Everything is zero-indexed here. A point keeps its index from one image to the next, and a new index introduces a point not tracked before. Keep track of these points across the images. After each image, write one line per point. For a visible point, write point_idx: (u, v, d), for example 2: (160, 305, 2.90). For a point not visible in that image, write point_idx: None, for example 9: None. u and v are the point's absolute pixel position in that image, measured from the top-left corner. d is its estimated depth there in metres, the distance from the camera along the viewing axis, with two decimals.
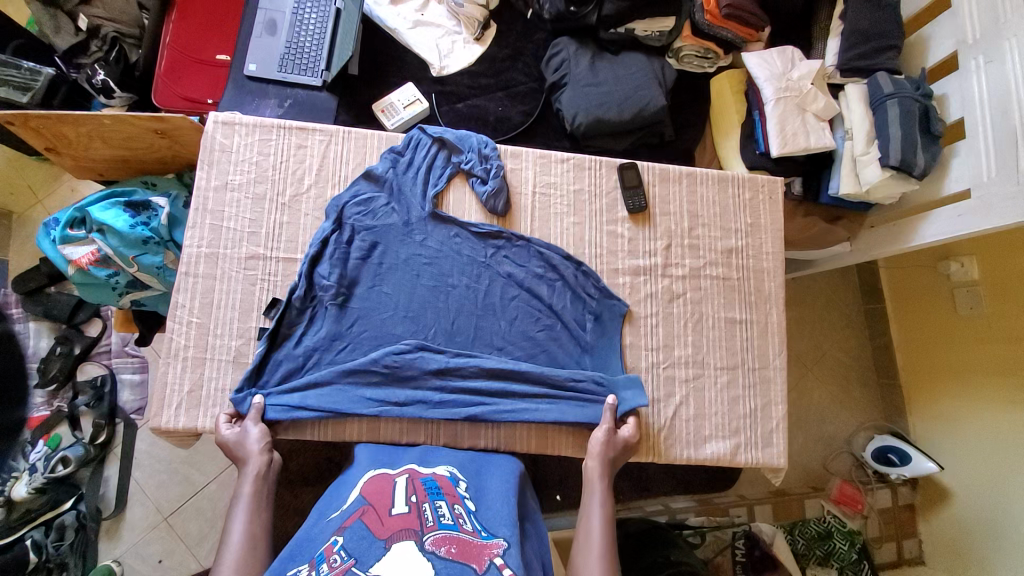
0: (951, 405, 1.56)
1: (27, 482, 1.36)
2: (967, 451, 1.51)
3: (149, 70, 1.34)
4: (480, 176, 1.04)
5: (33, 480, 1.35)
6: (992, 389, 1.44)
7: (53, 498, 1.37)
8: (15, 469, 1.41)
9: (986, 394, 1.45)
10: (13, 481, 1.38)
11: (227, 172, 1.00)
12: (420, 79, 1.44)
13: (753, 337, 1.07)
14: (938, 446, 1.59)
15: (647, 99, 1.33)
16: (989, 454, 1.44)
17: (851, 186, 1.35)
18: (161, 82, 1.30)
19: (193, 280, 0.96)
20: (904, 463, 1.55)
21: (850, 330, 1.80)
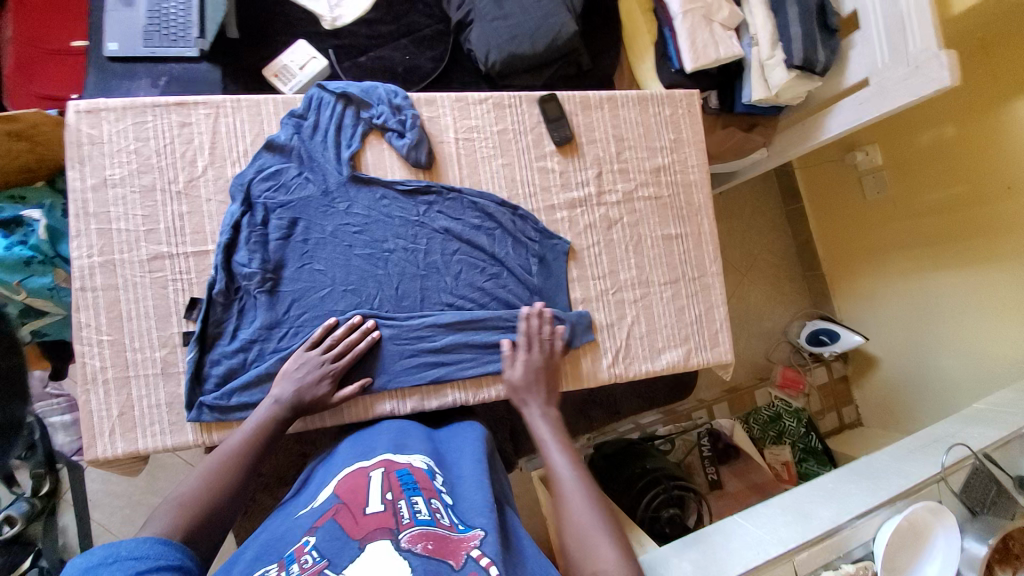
0: (868, 282, 1.73)
1: None
2: (886, 319, 1.70)
3: None
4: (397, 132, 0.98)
5: None
6: (901, 262, 1.61)
7: (8, 561, 1.21)
8: None
9: (896, 265, 1.63)
10: None
11: (103, 167, 0.88)
12: (313, 37, 1.32)
13: (691, 248, 1.11)
14: (862, 320, 1.78)
15: (557, 27, 1.27)
16: (905, 318, 1.64)
17: (762, 92, 1.38)
18: (11, 81, 1.14)
19: (93, 295, 0.85)
20: (834, 340, 1.72)
21: (778, 233, 1.93)
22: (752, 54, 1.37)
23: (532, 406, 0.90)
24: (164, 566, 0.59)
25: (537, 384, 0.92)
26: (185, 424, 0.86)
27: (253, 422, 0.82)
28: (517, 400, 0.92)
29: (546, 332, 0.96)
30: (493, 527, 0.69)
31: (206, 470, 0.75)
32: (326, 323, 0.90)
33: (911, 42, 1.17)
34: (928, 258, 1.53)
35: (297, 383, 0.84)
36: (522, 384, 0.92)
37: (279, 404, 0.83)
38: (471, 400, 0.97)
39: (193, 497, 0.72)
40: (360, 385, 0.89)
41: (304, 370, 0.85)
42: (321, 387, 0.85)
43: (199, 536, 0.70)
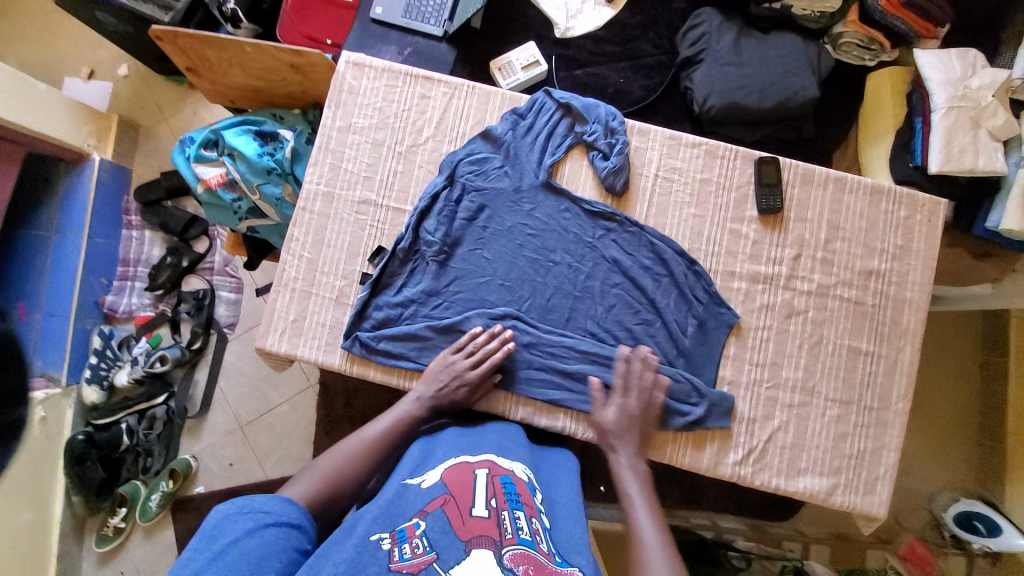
0: None
1: (129, 372, 1.55)
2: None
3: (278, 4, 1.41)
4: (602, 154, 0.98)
5: (134, 371, 1.54)
6: None
7: (149, 391, 1.55)
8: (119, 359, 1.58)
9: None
10: (115, 368, 1.57)
11: (351, 114, 1.00)
12: (542, 41, 1.38)
13: (878, 372, 0.95)
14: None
15: (795, 88, 1.19)
16: None
17: (1016, 221, 1.14)
18: (287, 19, 1.33)
19: (308, 216, 0.98)
20: (992, 533, 1.38)
21: (963, 381, 1.59)
22: (1016, 175, 1.16)
23: (623, 450, 0.85)
24: (283, 524, 0.68)
25: (632, 431, 0.87)
26: (335, 350, 0.96)
27: (399, 413, 0.87)
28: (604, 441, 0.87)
29: (682, 395, 0.92)
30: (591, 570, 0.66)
31: (352, 451, 0.81)
32: (474, 332, 0.91)
33: None
34: None
35: (441, 386, 0.88)
36: (621, 423, 0.87)
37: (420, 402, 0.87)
38: (578, 434, 0.93)
39: (338, 475, 0.78)
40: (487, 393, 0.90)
41: (447, 375, 0.88)
42: (460, 393, 0.88)
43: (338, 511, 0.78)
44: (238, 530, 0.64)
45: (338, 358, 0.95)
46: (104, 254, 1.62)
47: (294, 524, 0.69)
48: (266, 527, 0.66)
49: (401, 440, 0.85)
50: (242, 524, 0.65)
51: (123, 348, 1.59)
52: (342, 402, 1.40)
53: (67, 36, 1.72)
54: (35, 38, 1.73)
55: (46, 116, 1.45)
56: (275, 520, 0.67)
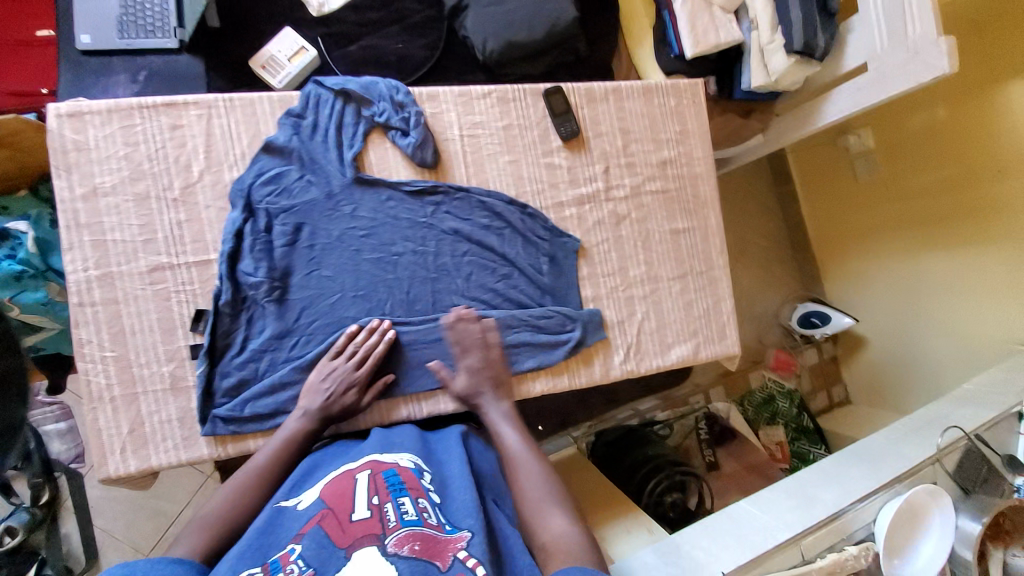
0: (857, 263, 1.77)
1: None
2: (877, 299, 1.73)
3: None
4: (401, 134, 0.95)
5: None
6: (893, 242, 1.63)
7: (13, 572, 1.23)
8: None
9: (887, 248, 1.66)
10: None
11: (93, 174, 0.83)
12: (300, 25, 1.25)
13: (698, 242, 1.11)
14: (855, 305, 1.81)
15: (555, 14, 1.24)
16: (894, 300, 1.68)
17: (761, 78, 1.37)
18: None
19: (93, 310, 0.82)
20: (825, 323, 1.76)
21: (769, 219, 1.94)
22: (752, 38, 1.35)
23: (484, 396, 0.88)
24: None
25: (484, 382, 0.89)
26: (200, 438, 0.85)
27: (282, 437, 0.81)
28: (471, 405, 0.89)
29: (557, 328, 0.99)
30: (481, 526, 0.68)
31: (232, 490, 0.75)
32: (349, 331, 0.88)
33: (912, 26, 1.16)
34: (923, 238, 1.54)
35: (326, 395, 0.84)
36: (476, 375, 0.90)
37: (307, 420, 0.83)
38: None
39: (225, 512, 0.73)
40: (384, 384, 0.89)
41: (330, 381, 0.85)
42: (349, 397, 0.85)
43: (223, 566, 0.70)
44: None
45: (209, 448, 0.85)
46: None
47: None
48: None
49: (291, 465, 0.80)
50: None
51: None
52: None
53: None
54: None
55: None
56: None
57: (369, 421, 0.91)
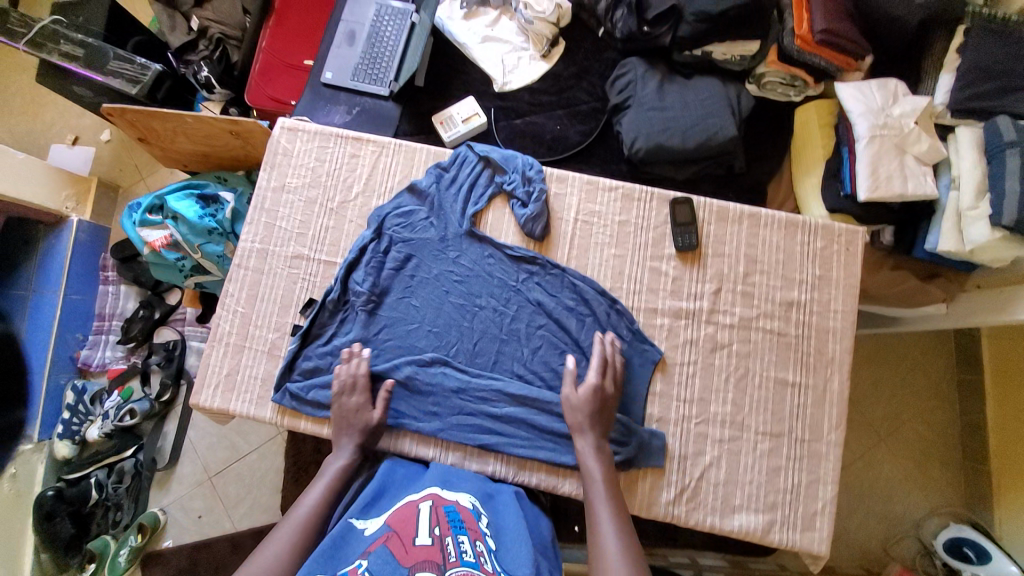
0: None
1: (100, 426, 1.60)
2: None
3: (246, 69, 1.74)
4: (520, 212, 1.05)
5: (104, 425, 1.60)
6: None
7: (119, 444, 1.62)
8: (92, 413, 1.64)
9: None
10: (87, 423, 1.63)
11: (285, 175, 1.06)
12: (483, 95, 1.46)
13: (806, 404, 0.95)
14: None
15: (715, 128, 1.24)
16: None
17: (952, 244, 1.19)
18: (256, 84, 1.65)
19: (243, 272, 1.02)
20: (982, 561, 1.34)
21: (934, 406, 1.57)
22: (949, 198, 1.20)
23: (584, 439, 0.86)
24: None
25: (597, 418, 0.87)
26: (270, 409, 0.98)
27: (325, 482, 0.84)
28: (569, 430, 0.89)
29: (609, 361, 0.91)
30: None
31: (288, 537, 0.77)
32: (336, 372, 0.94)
33: None
34: None
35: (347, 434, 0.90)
36: (580, 410, 0.87)
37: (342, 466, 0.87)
38: (510, 477, 0.93)
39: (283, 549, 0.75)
40: (387, 392, 0.92)
41: (345, 420, 0.91)
42: (367, 413, 0.91)
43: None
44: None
45: (273, 413, 0.97)
46: (79, 310, 1.69)
47: None
48: None
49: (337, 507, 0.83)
50: None
51: (95, 402, 1.65)
52: (308, 448, 1.42)
53: (50, 106, 1.87)
54: (20, 109, 1.87)
55: (26, 181, 1.57)
56: None
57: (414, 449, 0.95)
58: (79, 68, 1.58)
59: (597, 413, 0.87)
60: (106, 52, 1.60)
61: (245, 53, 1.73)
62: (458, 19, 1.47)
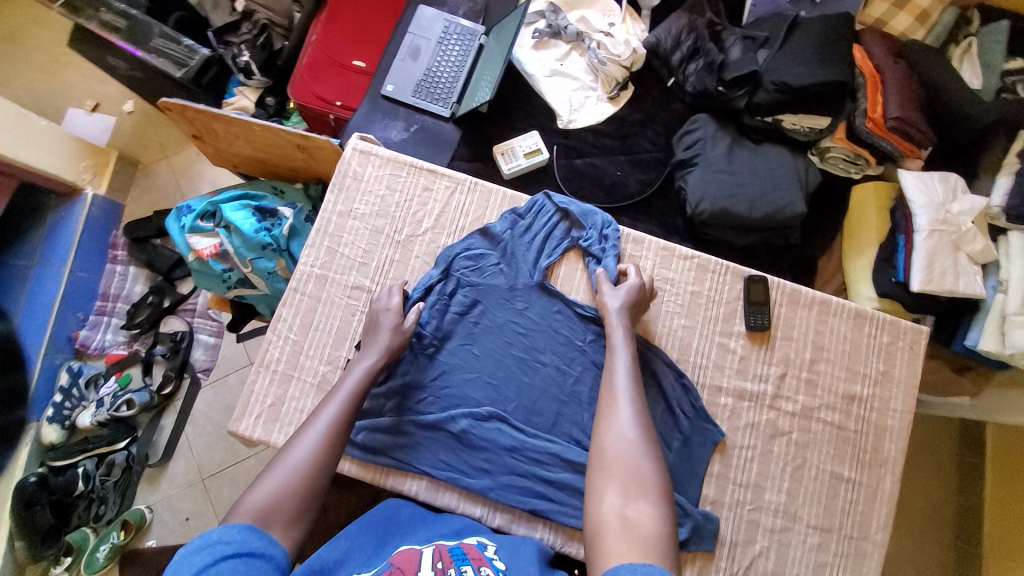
0: None
1: (93, 413, 1.50)
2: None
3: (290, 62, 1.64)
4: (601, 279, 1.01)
5: (98, 413, 1.49)
6: None
7: (112, 435, 1.50)
8: (85, 398, 1.54)
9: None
10: (80, 408, 1.52)
11: (353, 200, 1.01)
12: (545, 130, 1.44)
13: (858, 501, 0.95)
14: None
15: (783, 202, 1.24)
16: None
17: (994, 344, 1.19)
18: (301, 78, 1.53)
19: (299, 297, 0.98)
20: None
21: (935, 482, 1.59)
22: (996, 300, 1.21)
23: (618, 328, 0.87)
24: (246, 554, 0.59)
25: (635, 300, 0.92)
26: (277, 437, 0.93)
27: (346, 390, 0.81)
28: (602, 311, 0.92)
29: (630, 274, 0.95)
30: None
31: (314, 437, 0.75)
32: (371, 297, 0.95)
33: None
34: None
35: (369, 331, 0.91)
36: (624, 299, 0.91)
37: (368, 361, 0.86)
38: (557, 546, 0.91)
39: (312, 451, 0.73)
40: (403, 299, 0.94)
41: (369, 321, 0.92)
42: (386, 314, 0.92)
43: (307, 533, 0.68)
44: (193, 566, 0.56)
45: None
46: (83, 288, 1.59)
47: (258, 553, 0.60)
48: (224, 560, 0.57)
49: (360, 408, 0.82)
50: (198, 559, 0.56)
51: (90, 387, 1.55)
52: None
53: (77, 69, 1.77)
54: (43, 66, 1.77)
55: (41, 149, 1.49)
56: (239, 549, 0.59)
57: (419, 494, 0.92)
58: (121, 41, 1.49)
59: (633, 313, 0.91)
60: (151, 29, 1.49)
61: (294, 44, 1.62)
62: (527, 48, 1.44)
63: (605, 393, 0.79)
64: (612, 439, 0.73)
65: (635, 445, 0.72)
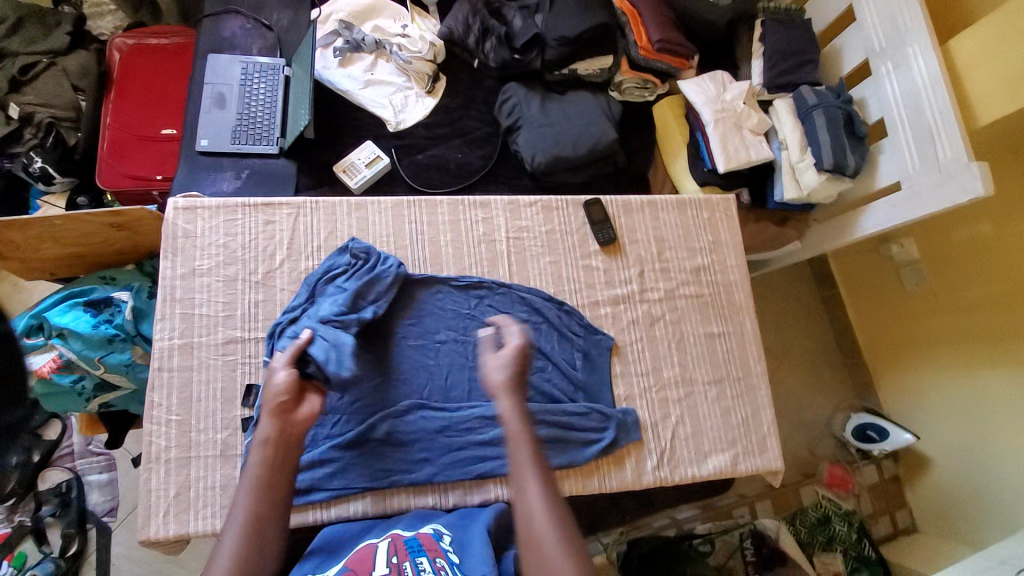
0: (917, 376, 1.65)
1: None
2: (939, 413, 1.60)
3: (89, 151, 1.48)
4: (333, 348, 0.88)
5: None
6: (942, 352, 1.56)
7: None
8: None
9: (940, 361, 1.57)
10: None
11: (193, 259, 0.98)
12: (378, 138, 1.47)
13: (733, 347, 1.13)
14: (916, 423, 1.67)
15: (598, 134, 1.41)
16: (957, 419, 1.55)
17: (794, 192, 1.47)
18: (105, 163, 1.42)
19: (168, 374, 0.92)
20: (883, 438, 1.63)
21: (809, 321, 1.90)
22: (783, 157, 1.48)
23: (506, 403, 0.80)
24: None
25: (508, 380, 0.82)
26: (193, 528, 0.87)
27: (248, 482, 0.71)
28: (501, 400, 0.80)
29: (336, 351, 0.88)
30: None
31: (229, 566, 0.64)
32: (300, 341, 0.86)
33: (941, 150, 1.24)
34: (996, 353, 1.42)
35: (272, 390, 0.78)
36: (502, 377, 0.82)
37: (266, 445, 0.74)
38: (513, 496, 0.96)
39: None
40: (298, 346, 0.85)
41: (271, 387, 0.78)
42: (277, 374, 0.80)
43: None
44: None
45: None
46: None
47: None
48: None
49: (281, 476, 0.73)
50: None
51: None
52: None
53: None
54: None
55: None
56: None
57: (368, 510, 0.92)
58: None
59: (513, 380, 0.82)
60: None
61: (87, 134, 1.47)
62: (334, 68, 1.47)
63: (521, 522, 0.72)
64: (541, 572, 0.68)
65: (565, 572, 0.67)
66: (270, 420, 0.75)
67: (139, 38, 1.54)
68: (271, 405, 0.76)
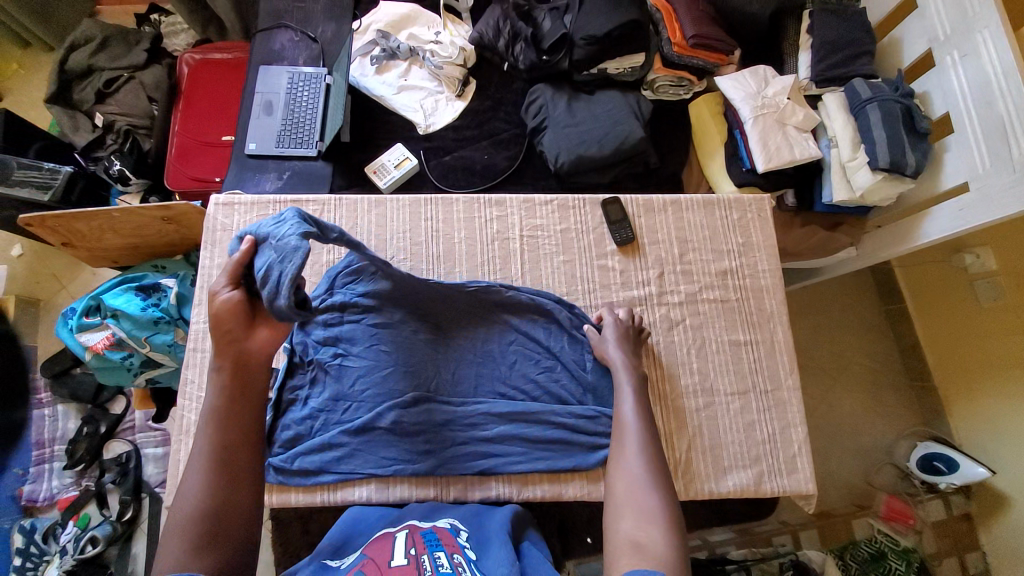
0: (992, 401, 1.46)
1: (58, 565, 1.39)
2: (1015, 446, 1.40)
3: (160, 155, 1.64)
4: (277, 254, 0.76)
5: (63, 562, 1.39)
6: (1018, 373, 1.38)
7: None
8: (47, 552, 1.43)
9: (1017, 387, 1.39)
10: (45, 564, 1.41)
11: (229, 249, 1.05)
12: (409, 140, 1.52)
13: (761, 357, 1.05)
14: (990, 457, 1.47)
15: (625, 133, 1.37)
16: None
17: (845, 193, 1.34)
18: (174, 166, 1.57)
19: (201, 355, 1.00)
20: (952, 470, 1.43)
21: (866, 336, 1.72)
22: (831, 155, 1.37)
23: (614, 355, 0.95)
24: None
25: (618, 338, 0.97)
26: None
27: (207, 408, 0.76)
28: (605, 352, 0.97)
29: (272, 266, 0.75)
30: None
31: (199, 480, 0.72)
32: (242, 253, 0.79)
33: (1015, 146, 1.10)
34: None
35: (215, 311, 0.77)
36: (610, 341, 0.97)
37: (221, 374, 0.78)
38: (515, 496, 0.95)
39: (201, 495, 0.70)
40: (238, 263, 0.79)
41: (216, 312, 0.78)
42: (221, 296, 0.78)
43: (241, 570, 0.69)
44: None
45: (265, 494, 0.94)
46: None
47: None
48: None
49: (239, 404, 0.78)
50: None
51: (49, 539, 1.44)
52: None
53: None
54: None
55: None
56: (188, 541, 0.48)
57: (370, 498, 0.95)
58: None
59: (626, 341, 0.97)
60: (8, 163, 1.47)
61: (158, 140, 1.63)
62: (370, 75, 1.54)
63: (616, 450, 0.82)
64: (626, 492, 0.75)
65: (650, 493, 0.73)
66: (222, 352, 0.78)
67: (205, 53, 1.69)
68: (217, 334, 0.78)
